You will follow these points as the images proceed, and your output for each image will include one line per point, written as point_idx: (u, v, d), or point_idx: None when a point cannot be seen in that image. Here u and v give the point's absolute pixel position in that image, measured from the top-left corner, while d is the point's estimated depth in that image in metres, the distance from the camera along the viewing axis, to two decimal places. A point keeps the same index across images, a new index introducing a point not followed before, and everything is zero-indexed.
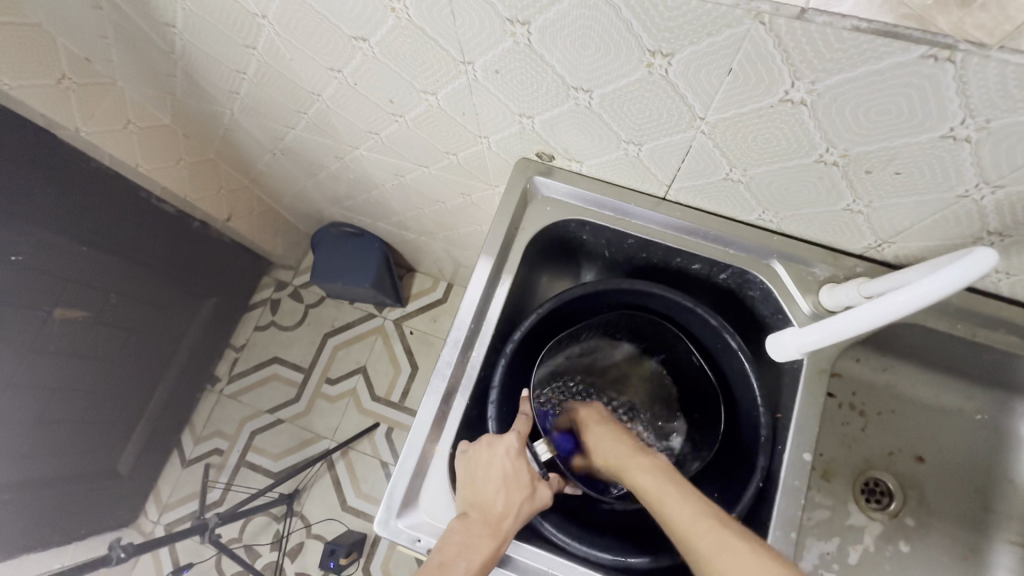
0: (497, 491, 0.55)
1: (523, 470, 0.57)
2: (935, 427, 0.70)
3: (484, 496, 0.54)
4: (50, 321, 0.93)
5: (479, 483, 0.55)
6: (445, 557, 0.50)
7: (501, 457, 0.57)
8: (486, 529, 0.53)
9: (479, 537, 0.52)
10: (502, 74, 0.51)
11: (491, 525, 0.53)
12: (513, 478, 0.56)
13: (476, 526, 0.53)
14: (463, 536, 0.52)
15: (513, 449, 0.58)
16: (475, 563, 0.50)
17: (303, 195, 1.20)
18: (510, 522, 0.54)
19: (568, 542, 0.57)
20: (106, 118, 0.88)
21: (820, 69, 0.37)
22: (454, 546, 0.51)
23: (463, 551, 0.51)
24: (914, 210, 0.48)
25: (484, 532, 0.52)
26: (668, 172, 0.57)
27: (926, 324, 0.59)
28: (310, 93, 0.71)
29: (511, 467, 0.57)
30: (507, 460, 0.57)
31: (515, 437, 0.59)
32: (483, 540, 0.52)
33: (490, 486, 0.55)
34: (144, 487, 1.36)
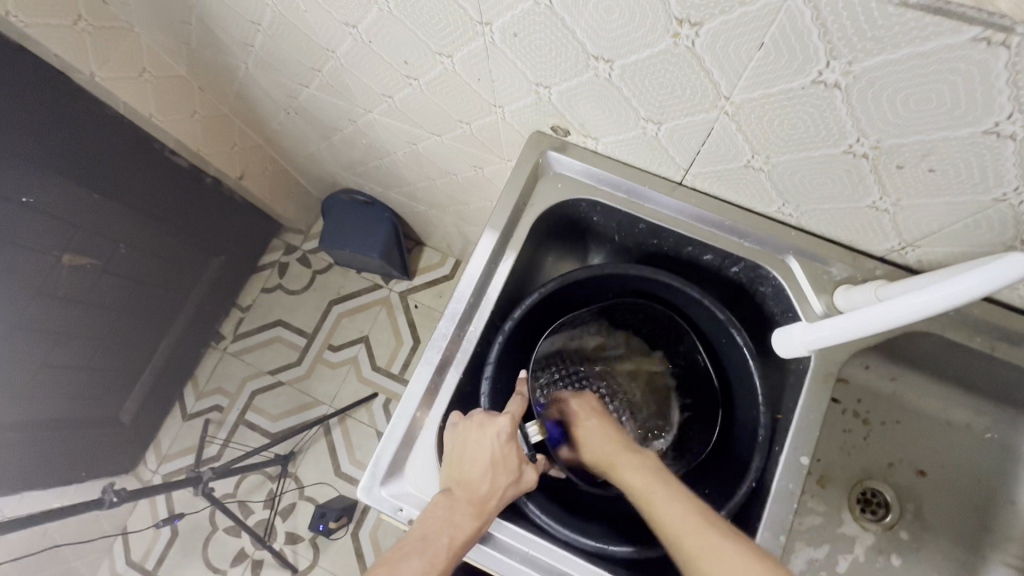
0: (485, 472, 0.54)
1: (511, 453, 0.56)
2: (941, 442, 0.67)
3: (471, 475, 0.54)
4: (58, 266, 0.94)
5: (468, 462, 0.54)
6: (427, 531, 0.50)
7: (492, 438, 0.55)
8: (470, 509, 0.52)
9: (461, 515, 0.51)
10: (520, 38, 0.49)
11: (475, 505, 0.52)
12: (501, 460, 0.55)
13: (460, 504, 0.52)
14: (446, 513, 0.51)
15: (502, 433, 0.56)
16: (457, 541, 0.50)
17: (316, 158, 1.19)
18: (494, 504, 0.53)
19: (550, 524, 0.56)
20: (121, 64, 0.87)
21: (860, 48, 0.35)
22: (436, 522, 0.50)
23: (444, 527, 0.50)
24: (945, 212, 0.46)
25: (468, 511, 0.52)
26: (687, 155, 0.54)
27: (943, 334, 0.57)
28: (324, 49, 0.69)
29: (501, 449, 0.55)
30: (498, 442, 0.55)
31: (507, 419, 0.57)
32: (466, 519, 0.51)
33: (478, 467, 0.54)
34: (145, 436, 1.39)
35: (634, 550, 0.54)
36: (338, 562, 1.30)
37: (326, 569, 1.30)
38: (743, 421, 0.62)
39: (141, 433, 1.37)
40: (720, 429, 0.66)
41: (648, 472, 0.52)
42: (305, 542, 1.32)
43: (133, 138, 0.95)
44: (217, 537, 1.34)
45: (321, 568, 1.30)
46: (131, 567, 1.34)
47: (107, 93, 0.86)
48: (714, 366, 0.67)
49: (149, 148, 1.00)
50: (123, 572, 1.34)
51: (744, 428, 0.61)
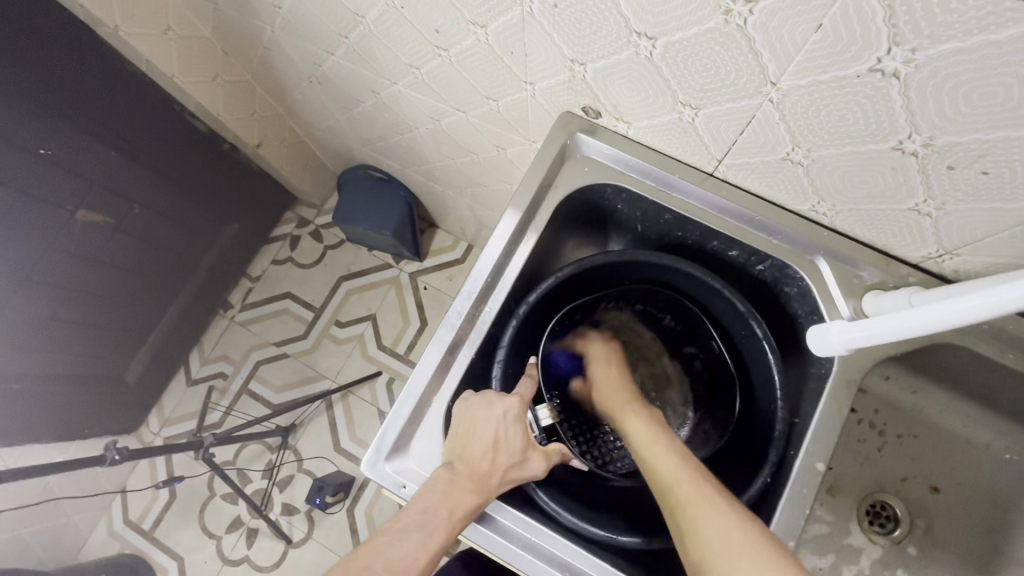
0: (488, 450, 0.53)
1: (518, 435, 0.55)
2: (958, 459, 0.65)
3: (474, 452, 0.53)
4: (73, 221, 0.93)
5: (470, 438, 0.53)
6: (426, 505, 0.49)
7: (498, 417, 0.54)
8: (470, 484, 0.51)
9: (462, 490, 0.51)
10: (560, 9, 0.47)
11: (476, 481, 0.52)
12: (505, 439, 0.54)
13: (460, 479, 0.51)
14: (446, 487, 0.50)
15: (511, 414, 0.55)
16: (456, 515, 0.49)
17: (335, 131, 1.17)
18: (495, 482, 0.52)
19: (559, 512, 0.56)
20: (146, 21, 0.84)
21: (927, 33, 0.33)
22: (436, 495, 0.50)
23: (443, 501, 0.50)
24: (992, 219, 0.44)
25: (469, 487, 0.51)
26: (722, 144, 0.53)
27: (973, 348, 0.55)
28: (354, 15, 0.67)
29: (504, 429, 0.54)
30: (504, 422, 0.54)
31: (517, 400, 0.56)
32: (466, 495, 0.51)
33: (481, 444, 0.53)
34: (148, 398, 1.39)
35: (643, 540, 0.54)
36: (332, 536, 1.30)
37: (320, 542, 1.30)
38: (761, 419, 0.60)
39: (145, 394, 1.37)
40: (737, 426, 0.64)
41: (687, 462, 0.50)
42: (301, 514, 1.32)
43: (154, 97, 0.94)
44: (214, 503, 1.35)
45: (315, 541, 1.30)
46: (128, 526, 1.36)
47: (131, 50, 0.85)
48: (733, 361, 0.65)
49: (169, 109, 0.99)
50: (120, 531, 1.35)
51: (762, 425, 0.59)
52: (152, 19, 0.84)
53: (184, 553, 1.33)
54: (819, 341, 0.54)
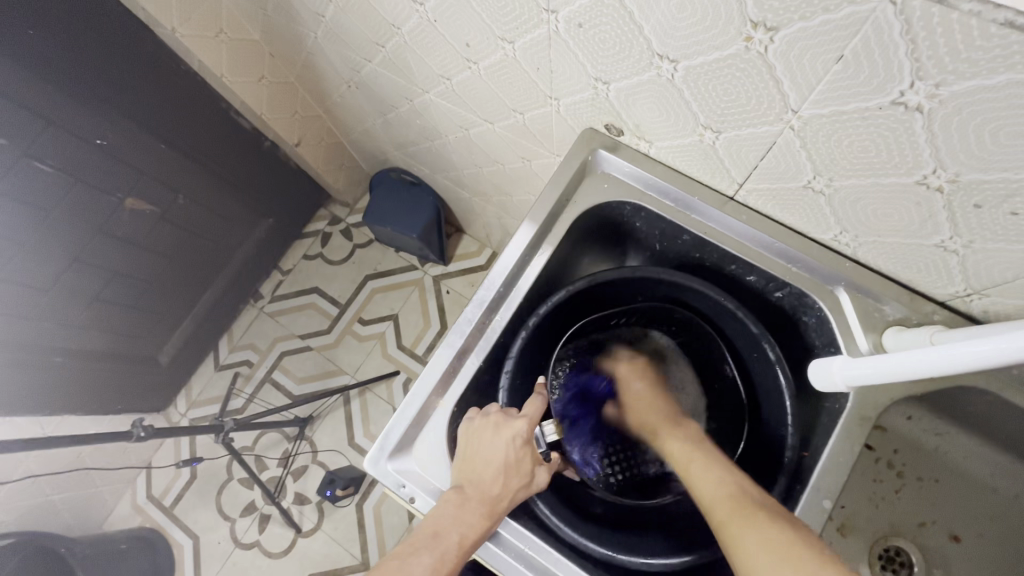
0: (498, 474, 0.53)
1: (525, 458, 0.55)
2: (983, 509, 0.62)
3: (483, 476, 0.53)
4: (121, 208, 1.00)
5: (479, 463, 0.54)
6: (438, 527, 0.50)
7: (505, 441, 0.55)
8: (481, 508, 0.52)
9: (472, 514, 0.51)
10: (585, 29, 0.48)
11: (486, 504, 0.52)
12: (514, 464, 0.54)
13: (470, 503, 0.52)
14: (456, 510, 0.51)
15: (519, 437, 0.55)
16: (467, 538, 0.50)
17: (370, 133, 1.21)
18: (505, 507, 0.53)
19: (560, 527, 0.56)
20: (201, 23, 0.89)
21: (951, 69, 0.32)
22: (447, 519, 0.50)
23: (455, 525, 0.50)
24: (1023, 261, 0.42)
25: (478, 510, 0.52)
26: (743, 169, 0.52)
27: (1000, 394, 0.52)
28: (390, 26, 0.70)
29: (513, 453, 0.55)
30: (514, 445, 0.55)
31: (523, 422, 0.57)
32: (475, 519, 0.51)
33: (490, 468, 0.53)
34: (178, 380, 1.46)
35: (646, 560, 0.54)
36: (340, 528, 1.33)
37: (328, 533, 1.33)
38: (770, 445, 0.59)
39: (176, 376, 1.44)
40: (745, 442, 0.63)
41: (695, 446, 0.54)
42: (312, 505, 1.35)
43: (204, 95, 1.00)
44: (231, 486, 1.40)
45: (323, 532, 1.33)
46: (151, 501, 1.42)
47: (185, 50, 0.90)
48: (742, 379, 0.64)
49: (216, 107, 1.04)
50: (142, 505, 1.42)
51: (769, 446, 0.59)
52: (207, 22, 0.89)
53: (200, 532, 1.38)
54: (819, 374, 0.53)
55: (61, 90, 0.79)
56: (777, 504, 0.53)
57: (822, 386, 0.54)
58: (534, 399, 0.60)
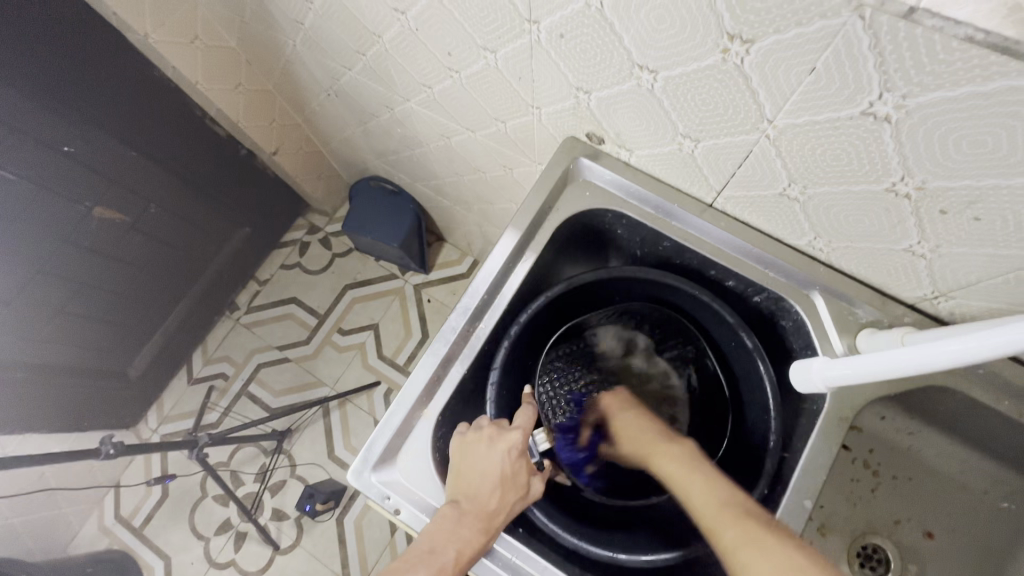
0: (495, 487, 0.53)
1: (521, 470, 0.55)
2: (952, 505, 0.64)
3: (479, 490, 0.53)
4: (89, 217, 0.96)
5: (476, 477, 0.53)
6: (435, 543, 0.49)
7: (502, 452, 0.55)
8: (477, 523, 0.51)
9: (469, 528, 0.50)
10: (567, 39, 0.48)
11: (483, 519, 0.51)
12: (510, 476, 0.54)
13: (468, 518, 0.51)
14: (453, 525, 0.50)
15: (514, 450, 0.55)
16: (464, 554, 0.49)
17: (350, 142, 1.20)
18: (502, 520, 0.52)
19: (559, 533, 0.56)
20: (176, 30, 0.88)
21: (916, 81, 0.34)
22: (444, 533, 0.50)
23: (452, 539, 0.50)
24: (985, 265, 0.44)
25: (475, 525, 0.51)
26: (720, 177, 0.54)
27: (967, 392, 0.54)
28: (371, 34, 0.69)
29: (509, 465, 0.54)
30: (510, 457, 0.55)
31: (518, 433, 0.57)
32: (473, 534, 0.50)
33: (486, 481, 0.53)
34: (149, 394, 1.41)
35: (642, 558, 0.54)
36: (319, 544, 1.30)
37: (307, 550, 1.29)
38: (754, 442, 0.59)
39: (147, 391, 1.39)
40: (730, 439, 0.63)
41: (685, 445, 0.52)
42: (291, 521, 1.32)
43: (177, 102, 0.98)
44: (205, 504, 1.35)
45: (302, 549, 1.30)
46: (119, 522, 1.36)
47: (159, 57, 0.88)
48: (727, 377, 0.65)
49: (191, 113, 1.02)
50: (110, 526, 1.36)
51: (753, 442, 0.60)
52: (181, 29, 0.88)
53: (171, 552, 1.32)
54: (802, 376, 0.53)
55: (24, 95, 0.76)
56: (765, 493, 0.54)
57: (803, 389, 0.55)
58: (525, 409, 0.60)
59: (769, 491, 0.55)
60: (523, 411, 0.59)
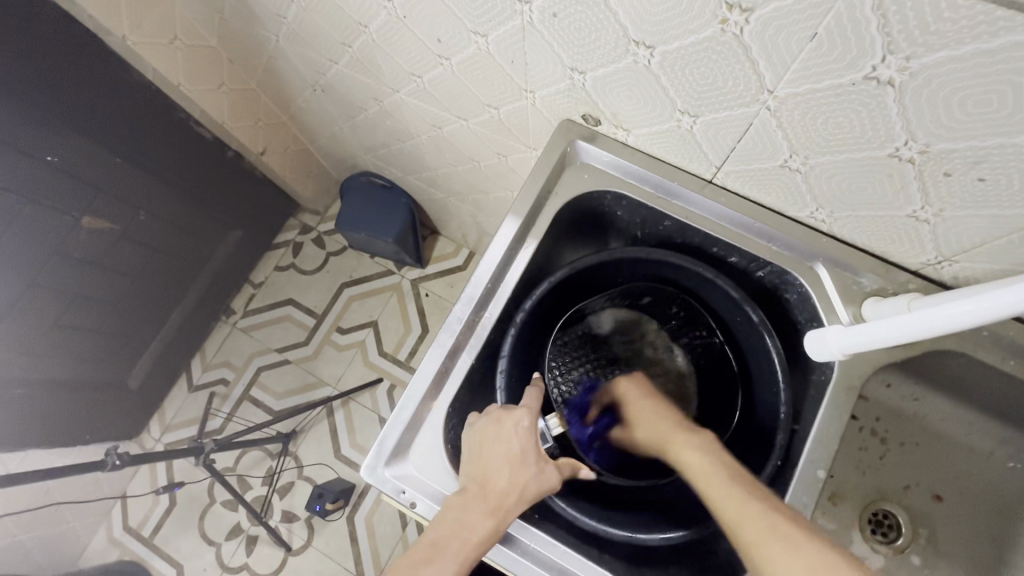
0: (502, 471, 0.52)
1: (530, 449, 0.54)
2: (961, 468, 0.65)
3: (486, 473, 0.52)
4: (78, 227, 0.95)
5: (482, 462, 0.53)
6: (441, 531, 0.48)
7: (508, 434, 0.54)
8: (484, 507, 0.50)
9: (477, 513, 0.50)
10: (559, 19, 0.47)
11: (490, 502, 0.50)
12: (517, 457, 0.53)
13: (474, 504, 0.50)
14: (459, 512, 0.50)
15: (523, 428, 0.54)
16: (473, 540, 0.48)
17: (338, 138, 1.18)
18: (514, 504, 0.51)
19: (576, 517, 0.55)
20: (155, 31, 0.86)
21: (921, 42, 0.33)
22: (451, 520, 0.49)
23: (460, 526, 0.49)
24: (990, 226, 0.44)
25: (482, 509, 0.50)
26: (720, 152, 0.53)
27: (973, 355, 0.55)
28: (357, 24, 0.68)
29: (517, 445, 0.54)
30: (516, 438, 0.54)
31: (522, 413, 0.55)
32: (481, 519, 0.49)
33: (493, 464, 0.53)
34: (149, 404, 1.39)
35: (661, 536, 0.54)
36: (331, 543, 1.30)
37: (319, 550, 1.30)
38: (765, 415, 0.60)
39: (148, 400, 1.38)
40: (740, 413, 0.64)
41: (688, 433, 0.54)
42: (301, 522, 1.32)
43: (161, 105, 0.96)
44: (214, 510, 1.35)
45: (315, 549, 1.30)
46: (128, 533, 1.35)
47: (137, 58, 0.86)
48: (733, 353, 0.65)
49: (175, 116, 1.00)
50: (120, 537, 1.35)
51: (764, 417, 0.60)
52: (159, 29, 0.86)
53: (183, 559, 1.32)
54: (816, 345, 0.52)
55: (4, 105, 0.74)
56: (779, 463, 0.55)
57: (818, 359, 0.54)
58: (532, 391, 0.59)
59: (782, 463, 0.55)
60: (531, 392, 0.58)
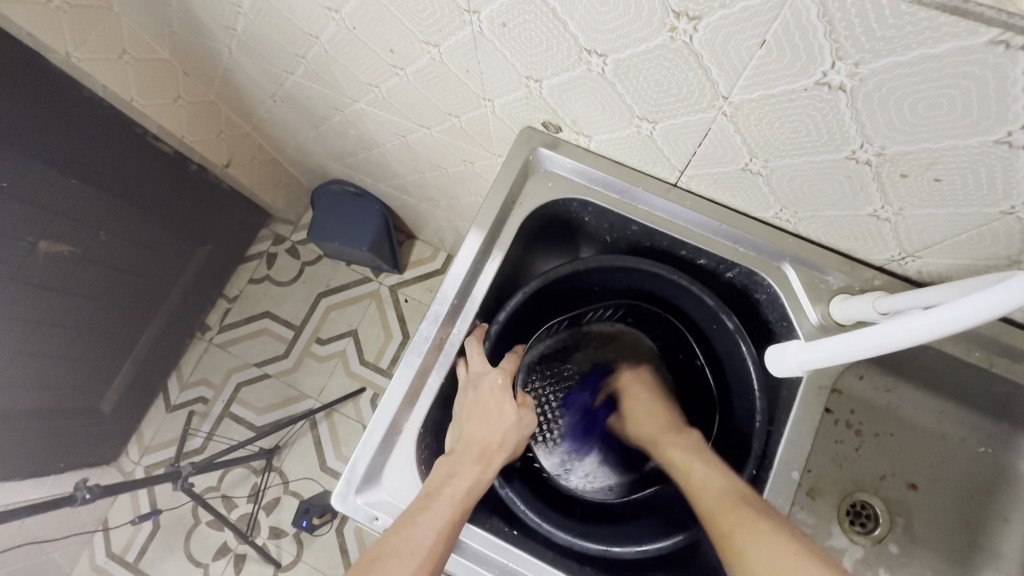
0: (484, 424, 0.55)
1: (506, 402, 0.57)
2: (934, 456, 0.66)
3: (469, 430, 0.55)
4: (34, 253, 0.91)
5: (466, 420, 0.56)
6: (434, 486, 0.51)
7: (484, 392, 0.56)
8: (471, 458, 0.53)
9: (466, 463, 0.53)
10: (509, 28, 0.46)
11: (476, 453, 0.54)
12: (494, 411, 0.56)
13: (461, 455, 0.53)
14: (449, 467, 0.52)
15: (497, 384, 0.57)
16: (466, 488, 0.51)
17: (305, 147, 1.15)
18: (496, 451, 0.55)
19: (552, 532, 0.55)
20: (100, 46, 0.82)
21: (869, 48, 0.32)
22: (442, 475, 0.52)
23: (451, 477, 0.51)
24: (948, 224, 0.44)
25: (469, 459, 0.53)
26: (682, 157, 0.52)
27: (940, 348, 0.55)
28: (308, 35, 0.66)
29: (494, 402, 0.57)
30: (492, 394, 0.57)
31: (497, 371, 0.58)
32: (468, 466, 0.52)
33: (474, 421, 0.55)
34: (126, 427, 1.36)
35: (637, 549, 0.54)
36: (321, 557, 1.28)
37: (309, 564, 1.28)
38: (741, 418, 0.60)
39: (124, 424, 1.35)
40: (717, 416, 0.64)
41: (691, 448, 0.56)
42: (290, 537, 1.30)
43: (112, 121, 0.92)
44: (199, 531, 1.33)
45: (305, 563, 1.28)
46: (112, 560, 1.33)
47: (83, 75, 0.82)
48: (708, 356, 0.65)
49: (130, 132, 0.96)
50: (103, 565, 1.32)
51: (739, 420, 0.60)
52: (105, 44, 0.82)
53: None
54: (776, 360, 0.52)
55: None
56: (754, 470, 0.55)
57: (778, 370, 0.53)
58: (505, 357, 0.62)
59: (757, 469, 0.55)
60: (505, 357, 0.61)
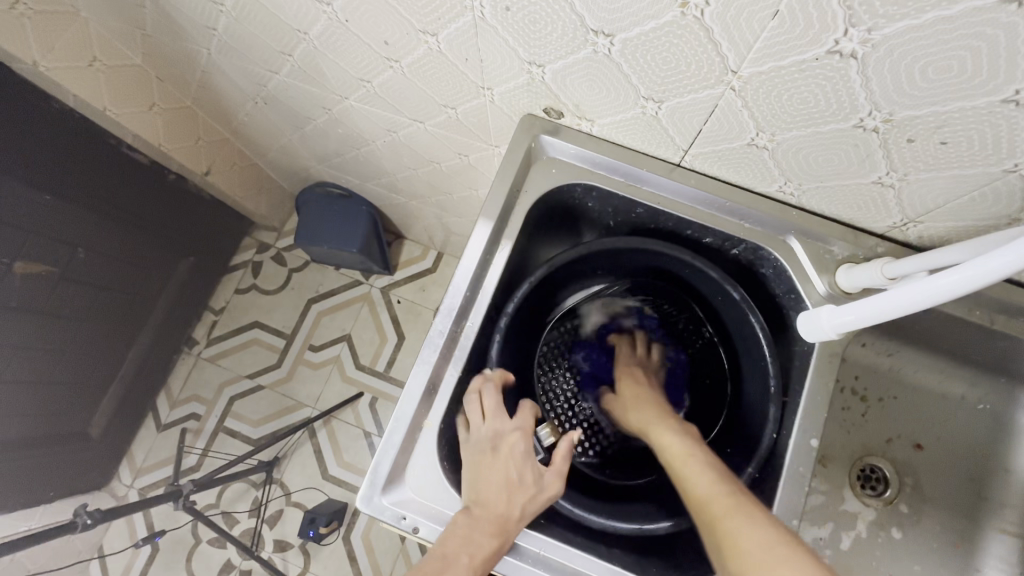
0: (503, 491, 0.51)
1: (528, 469, 0.53)
2: (938, 416, 0.68)
3: (487, 494, 0.51)
4: (9, 275, 0.86)
5: (484, 477, 0.52)
6: (446, 551, 0.47)
7: (504, 458, 0.53)
8: (489, 527, 0.49)
9: (481, 533, 0.49)
10: (512, 13, 0.45)
11: (494, 523, 0.49)
12: (515, 479, 0.52)
13: (477, 520, 0.49)
14: (464, 530, 0.49)
15: (518, 451, 0.54)
16: (478, 559, 0.47)
17: (288, 151, 1.13)
18: (514, 522, 0.50)
19: (586, 516, 0.55)
20: (69, 53, 0.78)
21: (882, 13, 0.33)
22: (456, 540, 0.48)
23: (464, 546, 0.47)
24: (951, 187, 0.45)
25: (486, 529, 0.49)
26: (688, 135, 0.52)
27: (943, 310, 0.57)
28: (295, 31, 0.64)
29: (516, 469, 0.53)
30: (512, 460, 0.53)
31: (518, 434, 0.55)
32: (484, 538, 0.48)
33: (494, 486, 0.51)
34: (116, 450, 1.32)
35: (670, 525, 0.55)
36: (329, 567, 1.26)
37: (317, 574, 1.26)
38: (755, 389, 0.60)
39: (114, 447, 1.30)
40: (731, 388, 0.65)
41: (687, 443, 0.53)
42: (296, 549, 1.28)
43: (85, 132, 0.88)
44: (201, 550, 1.29)
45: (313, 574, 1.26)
46: None
47: (55, 85, 0.79)
48: (718, 330, 0.66)
49: (105, 142, 0.92)
50: None
51: (753, 390, 0.61)
52: (75, 51, 0.79)
53: None
54: (809, 326, 0.54)
55: None
56: (774, 438, 0.56)
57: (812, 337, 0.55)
58: (523, 410, 0.59)
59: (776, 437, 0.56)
60: (522, 412, 0.59)
